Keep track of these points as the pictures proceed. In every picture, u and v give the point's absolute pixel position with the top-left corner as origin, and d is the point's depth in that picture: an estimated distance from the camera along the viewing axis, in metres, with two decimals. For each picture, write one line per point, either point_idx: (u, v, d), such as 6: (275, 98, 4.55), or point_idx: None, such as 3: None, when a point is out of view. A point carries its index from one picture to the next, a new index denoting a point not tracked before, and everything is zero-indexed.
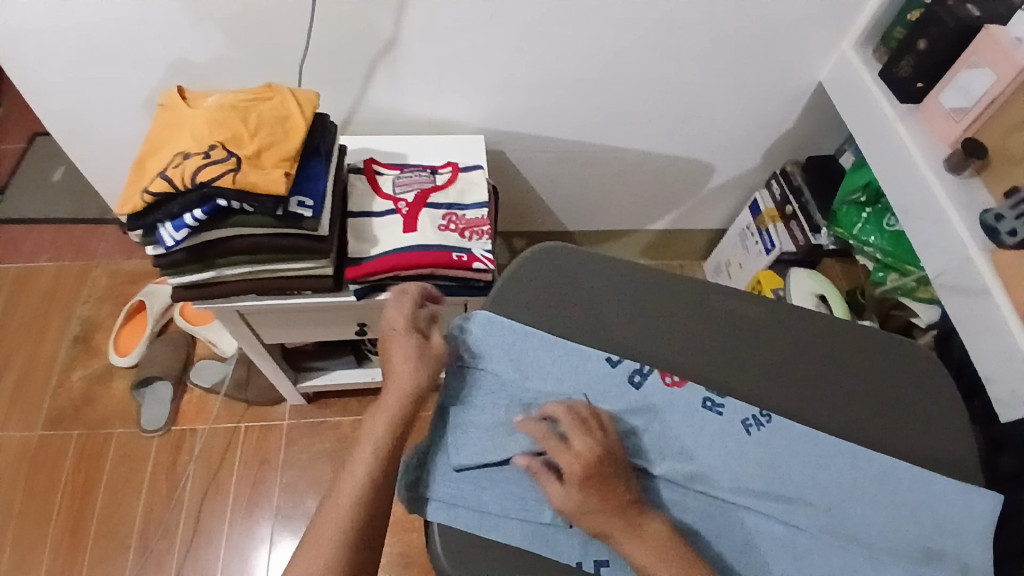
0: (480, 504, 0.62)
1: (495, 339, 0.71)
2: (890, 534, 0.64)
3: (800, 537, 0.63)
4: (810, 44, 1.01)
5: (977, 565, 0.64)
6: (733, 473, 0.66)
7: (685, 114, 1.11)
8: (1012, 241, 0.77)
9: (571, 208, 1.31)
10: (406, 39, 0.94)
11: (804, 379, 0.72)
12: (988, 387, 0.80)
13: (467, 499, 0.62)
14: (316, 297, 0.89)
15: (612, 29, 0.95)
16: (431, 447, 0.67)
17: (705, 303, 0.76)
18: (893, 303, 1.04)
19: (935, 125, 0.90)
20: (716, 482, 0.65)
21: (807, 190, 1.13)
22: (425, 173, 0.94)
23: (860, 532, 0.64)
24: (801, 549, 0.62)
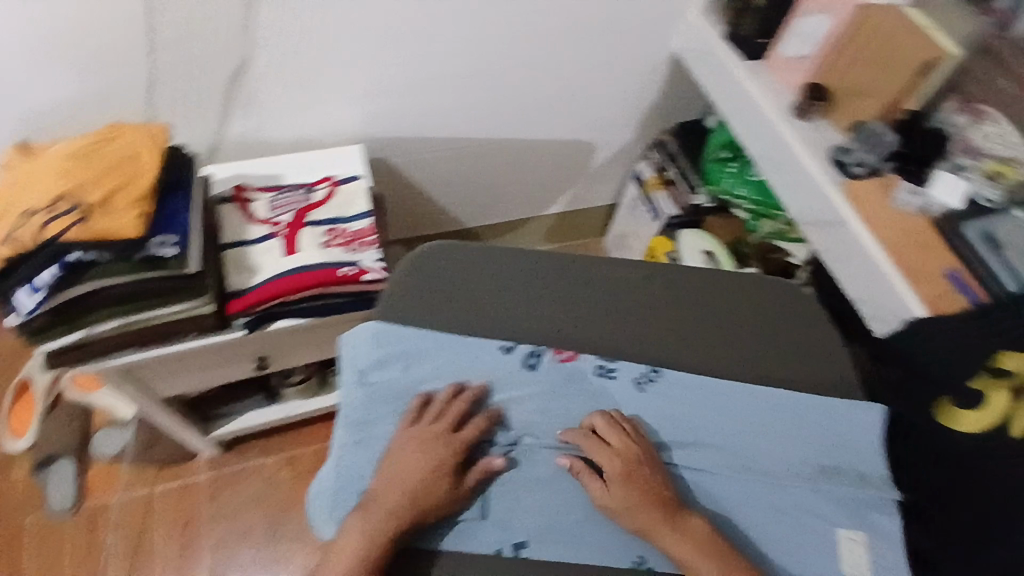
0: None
1: (386, 350, 0.69)
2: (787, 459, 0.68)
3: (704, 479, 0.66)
4: (660, 16, 1.05)
5: (873, 472, 0.69)
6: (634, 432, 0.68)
7: (558, 98, 1.13)
8: (862, 169, 0.85)
9: (466, 206, 1.30)
10: (260, 58, 0.91)
11: (690, 332, 0.75)
12: (862, 306, 0.86)
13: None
14: (201, 339, 0.84)
15: (470, 23, 0.96)
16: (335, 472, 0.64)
17: (587, 274, 0.78)
18: (770, 248, 1.11)
19: (782, 75, 0.96)
20: None
21: (682, 155, 1.20)
22: (301, 192, 0.90)
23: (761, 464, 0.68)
24: (708, 491, 0.66)
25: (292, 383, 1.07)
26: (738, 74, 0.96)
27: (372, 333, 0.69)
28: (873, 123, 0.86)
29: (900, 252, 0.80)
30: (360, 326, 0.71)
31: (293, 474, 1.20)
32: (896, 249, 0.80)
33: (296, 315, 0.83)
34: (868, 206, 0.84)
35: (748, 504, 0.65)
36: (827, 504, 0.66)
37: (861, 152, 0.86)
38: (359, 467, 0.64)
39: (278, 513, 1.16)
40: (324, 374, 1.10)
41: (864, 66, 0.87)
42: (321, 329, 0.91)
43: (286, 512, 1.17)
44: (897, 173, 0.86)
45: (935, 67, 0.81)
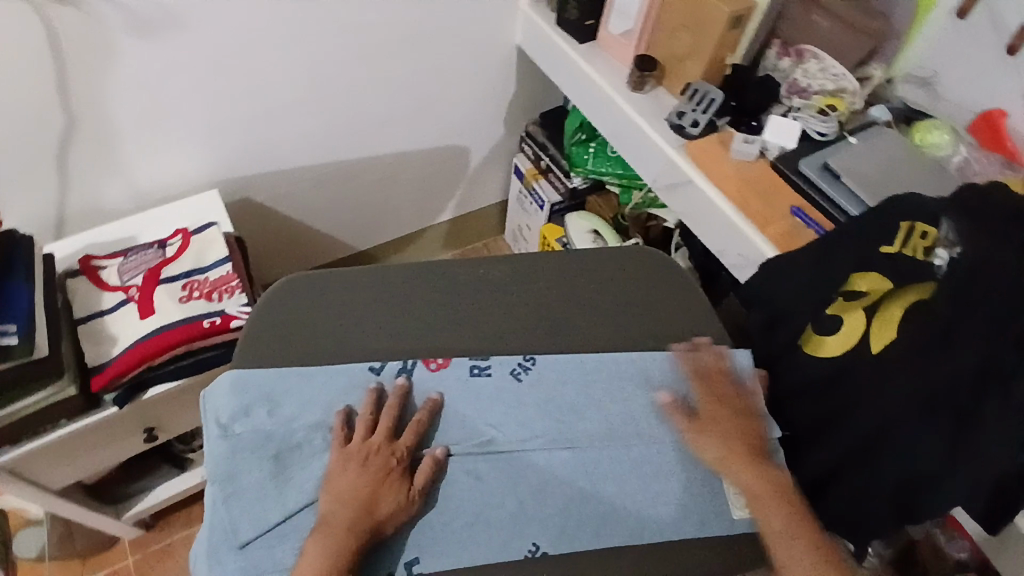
0: (275, 563, 0.59)
1: (252, 394, 0.66)
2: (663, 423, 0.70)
3: (585, 457, 0.67)
4: (494, 13, 1.07)
5: None
6: (515, 425, 0.68)
7: (416, 107, 1.14)
8: (696, 130, 0.89)
9: (353, 229, 1.29)
10: (86, 120, 0.87)
11: (557, 316, 0.77)
12: (722, 258, 0.89)
13: (259, 565, 0.59)
14: (75, 424, 0.81)
15: (302, 48, 0.96)
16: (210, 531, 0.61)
17: (451, 278, 0.78)
18: (646, 216, 1.15)
19: (614, 52, 0.99)
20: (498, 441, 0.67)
21: (550, 143, 1.21)
22: (153, 250, 0.88)
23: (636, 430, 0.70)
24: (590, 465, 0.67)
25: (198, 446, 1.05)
26: (575, 58, 1.00)
27: (235, 380, 0.67)
28: (698, 84, 0.90)
29: (744, 201, 0.84)
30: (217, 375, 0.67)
31: None
32: (741, 196, 0.84)
33: (171, 377, 0.81)
34: (710, 163, 0.87)
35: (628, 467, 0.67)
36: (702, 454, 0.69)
37: (694, 113, 0.89)
38: (233, 521, 0.61)
39: None
40: None
41: (683, 31, 0.90)
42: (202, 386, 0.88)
43: None
44: (732, 126, 0.91)
45: (746, 20, 0.87)
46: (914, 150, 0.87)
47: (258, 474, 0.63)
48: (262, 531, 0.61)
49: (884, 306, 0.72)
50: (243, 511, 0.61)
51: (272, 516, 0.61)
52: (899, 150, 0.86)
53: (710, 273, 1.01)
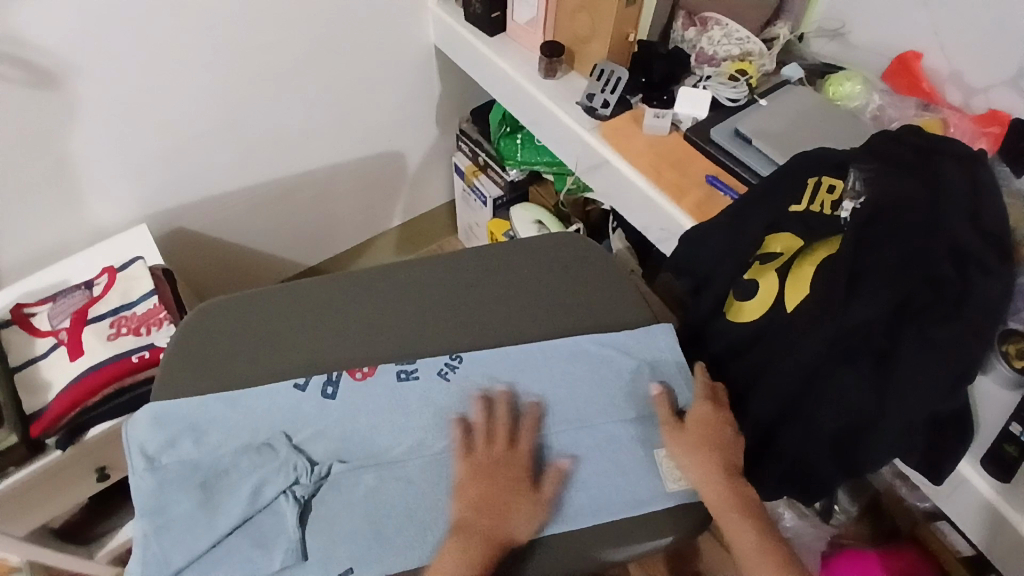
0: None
1: (175, 425, 0.64)
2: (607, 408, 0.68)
3: None
4: (402, 15, 1.07)
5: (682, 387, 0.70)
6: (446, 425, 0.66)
7: (342, 117, 1.14)
8: (607, 111, 0.89)
9: (301, 246, 1.30)
10: (0, 172, 0.88)
11: (485, 313, 0.76)
12: (648, 234, 0.88)
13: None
14: (23, 472, 0.79)
15: (212, 74, 0.96)
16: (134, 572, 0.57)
17: (371, 286, 0.77)
18: (584, 201, 1.15)
19: (524, 41, 0.99)
20: (429, 446, 0.64)
21: (483, 140, 1.21)
22: (81, 291, 0.89)
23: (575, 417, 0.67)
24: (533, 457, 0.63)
25: None
26: (485, 53, 1.00)
27: (154, 411, 0.64)
28: (603, 64, 0.89)
29: (659, 174, 0.84)
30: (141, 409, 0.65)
31: None
32: (655, 169, 0.84)
33: (110, 417, 0.81)
34: (621, 141, 0.87)
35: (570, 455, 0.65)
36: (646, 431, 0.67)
37: (603, 94, 0.89)
38: (159, 557, 0.57)
39: None
40: None
41: (582, 13, 0.90)
42: None
43: None
44: (645, 102, 0.90)
45: None
46: (825, 103, 0.88)
47: (185, 504, 0.59)
48: (189, 562, 0.57)
49: (797, 264, 0.73)
50: (169, 543, 0.58)
51: (202, 544, 0.57)
52: (806, 106, 0.87)
53: (644, 249, 1.01)
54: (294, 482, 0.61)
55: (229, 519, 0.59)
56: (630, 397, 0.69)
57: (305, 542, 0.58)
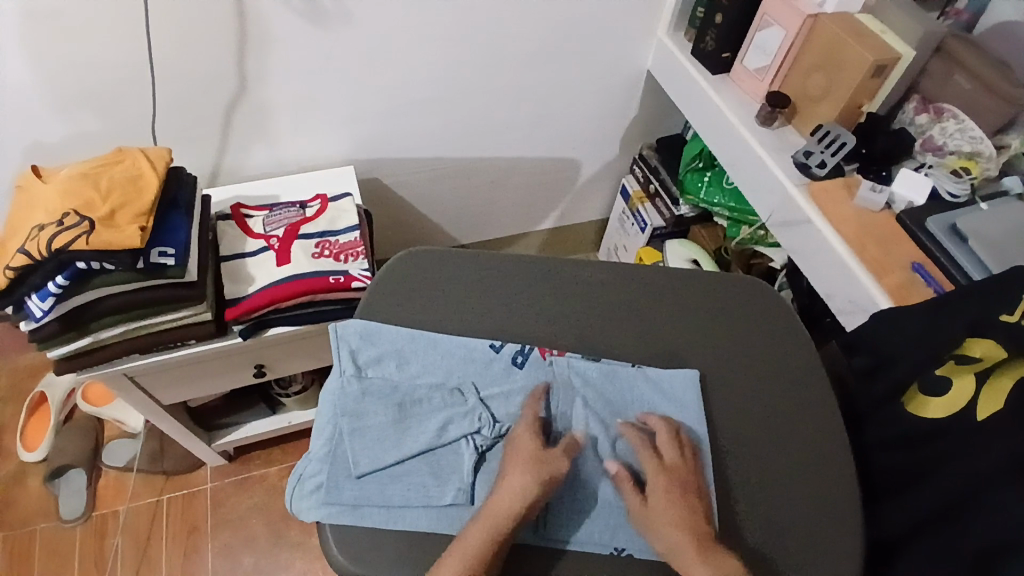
0: (384, 499, 0.64)
1: (384, 348, 0.74)
2: (766, 458, 0.71)
3: None
4: (631, 36, 1.11)
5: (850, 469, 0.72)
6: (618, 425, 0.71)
7: (542, 115, 1.20)
8: (822, 171, 0.89)
9: (460, 222, 1.37)
10: (254, 88, 0.98)
11: (670, 333, 0.80)
12: (830, 302, 0.88)
13: (370, 497, 0.64)
14: (201, 345, 0.90)
15: (452, 50, 1.03)
16: (330, 458, 0.67)
17: (568, 276, 0.82)
18: (751, 253, 1.15)
19: (745, 86, 1.02)
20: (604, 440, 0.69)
21: (662, 168, 1.24)
22: (294, 209, 0.98)
23: (731, 454, 0.71)
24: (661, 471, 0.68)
25: (291, 394, 1.12)
26: (704, 88, 1.03)
27: (366, 329, 0.74)
28: (830, 125, 0.91)
29: (863, 247, 0.83)
30: (357, 322, 0.75)
31: None
32: (859, 241, 0.84)
33: (291, 321, 0.90)
34: (830, 206, 0.87)
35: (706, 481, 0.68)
36: (803, 492, 0.69)
37: (822, 154, 0.90)
38: (353, 453, 0.66)
39: (279, 521, 1.20)
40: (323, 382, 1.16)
41: (820, 72, 0.92)
42: (314, 336, 0.97)
43: (286, 520, 1.20)
44: (859, 173, 0.91)
45: (889, 69, 0.87)
46: None
47: (381, 417, 0.69)
48: (376, 467, 0.66)
49: (996, 375, 0.69)
50: (357, 443, 0.67)
51: (389, 457, 0.66)
52: None
53: (813, 315, 0.99)
54: (475, 430, 0.69)
55: (417, 441, 0.67)
56: (798, 452, 0.72)
57: (473, 487, 0.66)
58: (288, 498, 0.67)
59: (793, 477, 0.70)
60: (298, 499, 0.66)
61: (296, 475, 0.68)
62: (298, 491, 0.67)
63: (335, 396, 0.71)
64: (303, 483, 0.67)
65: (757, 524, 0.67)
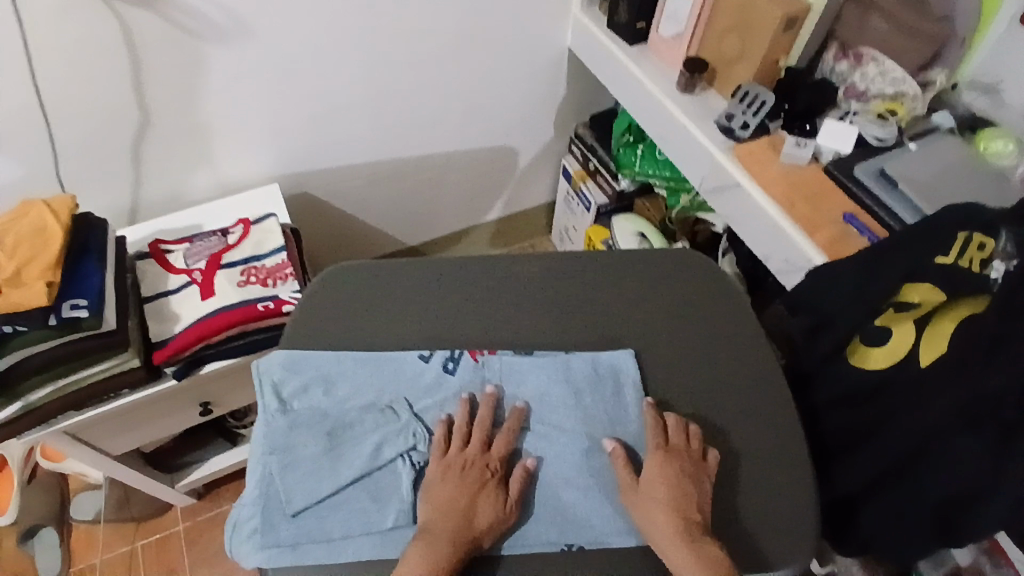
0: (323, 534, 0.62)
1: (307, 375, 0.71)
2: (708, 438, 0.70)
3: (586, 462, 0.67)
4: (546, 15, 1.08)
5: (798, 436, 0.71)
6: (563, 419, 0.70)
7: (468, 105, 1.16)
8: (746, 132, 0.87)
9: (403, 224, 1.34)
10: (158, 118, 0.94)
11: (606, 319, 0.78)
12: (768, 264, 0.86)
13: (310, 534, 0.62)
14: (138, 392, 0.87)
15: (360, 51, 0.99)
16: (263, 500, 0.64)
17: (498, 274, 0.80)
18: (693, 220, 1.14)
19: (664, 53, 0.99)
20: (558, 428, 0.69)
21: (598, 145, 1.22)
22: (216, 238, 0.94)
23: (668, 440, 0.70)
24: (592, 463, 0.67)
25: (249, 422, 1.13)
26: (623, 60, 1.00)
27: (286, 360, 0.71)
28: (749, 85, 0.89)
29: (792, 204, 0.82)
30: (278, 356, 0.72)
31: None
32: (788, 200, 0.82)
33: (225, 355, 0.88)
34: (757, 166, 0.85)
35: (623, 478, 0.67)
36: (756, 466, 0.68)
37: (744, 115, 0.88)
38: (285, 490, 0.64)
39: None
40: None
41: (734, 30, 0.90)
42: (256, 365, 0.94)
43: None
44: (784, 129, 0.89)
45: (801, 19, 0.87)
46: (969, 162, 0.82)
47: (313, 449, 0.66)
48: (312, 502, 0.63)
49: (934, 320, 0.69)
50: (289, 480, 0.64)
51: (324, 489, 0.64)
52: (954, 158, 0.82)
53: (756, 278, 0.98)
54: (411, 447, 0.67)
55: (352, 467, 0.65)
56: (746, 425, 0.71)
57: (415, 506, 0.64)
58: (228, 546, 0.64)
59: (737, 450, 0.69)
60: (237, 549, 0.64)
61: (234, 523, 0.66)
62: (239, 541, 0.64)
63: (264, 435, 0.68)
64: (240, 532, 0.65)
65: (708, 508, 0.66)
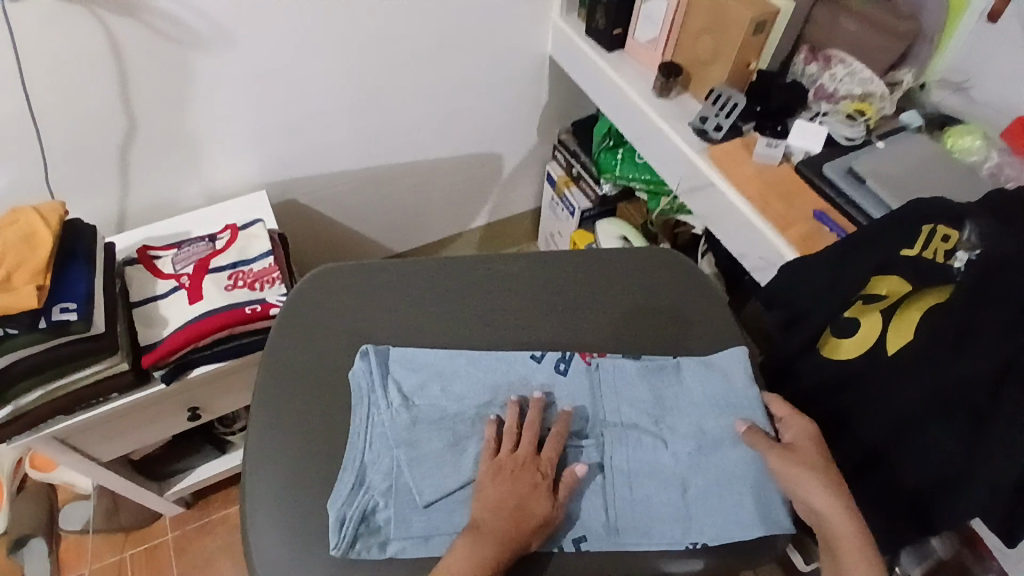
0: (454, 527, 0.62)
1: (408, 376, 0.71)
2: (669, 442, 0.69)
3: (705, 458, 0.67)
4: (525, 24, 1.11)
5: None
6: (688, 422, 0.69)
7: (451, 112, 1.19)
8: (719, 134, 0.90)
9: (391, 232, 1.36)
10: (145, 127, 0.96)
11: (586, 316, 0.80)
12: (743, 261, 0.88)
13: (441, 526, 0.62)
14: (126, 397, 0.88)
15: (343, 59, 1.02)
16: (391, 492, 0.63)
17: (482, 274, 0.82)
18: (674, 223, 1.17)
19: (641, 58, 1.02)
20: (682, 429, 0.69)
21: (580, 151, 1.24)
22: (204, 243, 0.96)
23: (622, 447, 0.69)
24: (712, 462, 0.67)
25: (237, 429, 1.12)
26: (601, 65, 1.03)
27: (385, 361, 0.72)
28: (721, 88, 0.91)
29: (764, 201, 0.84)
30: (357, 364, 0.71)
31: None
32: (761, 198, 0.84)
33: (214, 359, 0.89)
34: (732, 166, 0.88)
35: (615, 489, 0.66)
36: None
37: (717, 118, 0.91)
38: (416, 482, 0.63)
39: None
40: None
41: (706, 35, 0.93)
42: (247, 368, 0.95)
43: None
44: (757, 130, 0.92)
45: (770, 24, 0.89)
46: (939, 155, 0.84)
47: (439, 443, 0.66)
48: (441, 496, 0.63)
49: (902, 309, 0.71)
50: (421, 471, 0.64)
51: (454, 482, 0.63)
52: (923, 152, 0.85)
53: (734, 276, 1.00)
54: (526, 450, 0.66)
55: (431, 475, 0.64)
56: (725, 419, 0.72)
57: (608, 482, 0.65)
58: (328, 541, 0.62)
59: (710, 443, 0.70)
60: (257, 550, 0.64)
61: (253, 523, 0.65)
62: (257, 539, 0.64)
63: (381, 430, 0.67)
64: (261, 533, 0.64)
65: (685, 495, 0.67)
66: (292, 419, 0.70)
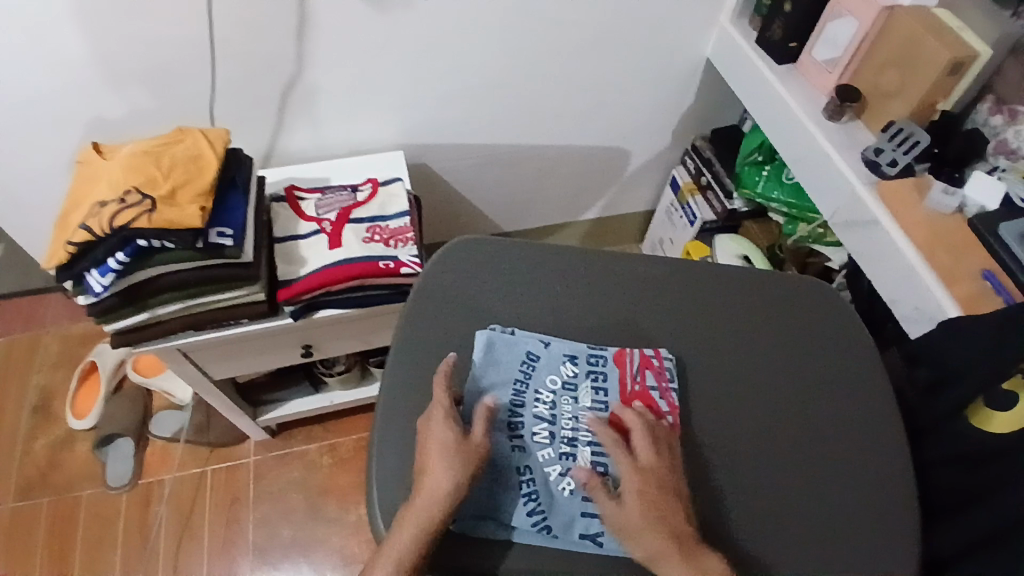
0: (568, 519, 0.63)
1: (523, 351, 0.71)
2: (785, 477, 0.68)
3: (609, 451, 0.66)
4: (691, 24, 1.08)
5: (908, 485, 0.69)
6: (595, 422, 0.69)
7: (593, 100, 1.17)
8: (893, 170, 0.86)
9: (504, 210, 1.36)
10: (309, 70, 0.98)
11: (726, 331, 0.78)
12: (895, 308, 0.85)
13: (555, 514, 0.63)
14: (254, 324, 0.91)
15: (506, 36, 1.01)
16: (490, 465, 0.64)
17: (623, 270, 0.81)
18: (806, 252, 1.13)
19: (813, 77, 0.99)
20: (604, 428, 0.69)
21: (716, 160, 1.22)
22: (347, 192, 0.99)
23: (729, 472, 0.67)
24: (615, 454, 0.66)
25: (335, 373, 1.15)
26: (768, 78, 1.00)
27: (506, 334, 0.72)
28: (902, 123, 0.87)
29: (931, 249, 0.80)
30: (482, 332, 0.73)
31: (333, 460, 1.27)
32: (929, 246, 0.80)
33: (341, 304, 0.91)
34: (900, 207, 0.84)
35: (728, 518, 0.65)
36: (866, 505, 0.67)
37: (893, 153, 0.87)
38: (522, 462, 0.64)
39: (319, 496, 1.23)
40: (364, 364, 1.18)
41: (894, 66, 0.89)
42: (365, 318, 0.98)
43: (326, 496, 1.23)
44: (931, 173, 0.87)
45: (966, 68, 0.84)
46: None
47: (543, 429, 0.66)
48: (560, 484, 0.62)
49: None
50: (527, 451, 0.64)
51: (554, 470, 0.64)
52: None
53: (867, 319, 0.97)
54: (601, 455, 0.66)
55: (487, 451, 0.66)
56: (859, 468, 0.69)
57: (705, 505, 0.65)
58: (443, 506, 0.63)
59: (837, 487, 0.67)
60: (380, 503, 0.64)
61: (383, 475, 0.66)
62: (381, 492, 0.65)
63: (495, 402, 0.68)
64: (386, 487, 0.65)
65: (813, 540, 0.64)
66: (416, 386, 0.71)
